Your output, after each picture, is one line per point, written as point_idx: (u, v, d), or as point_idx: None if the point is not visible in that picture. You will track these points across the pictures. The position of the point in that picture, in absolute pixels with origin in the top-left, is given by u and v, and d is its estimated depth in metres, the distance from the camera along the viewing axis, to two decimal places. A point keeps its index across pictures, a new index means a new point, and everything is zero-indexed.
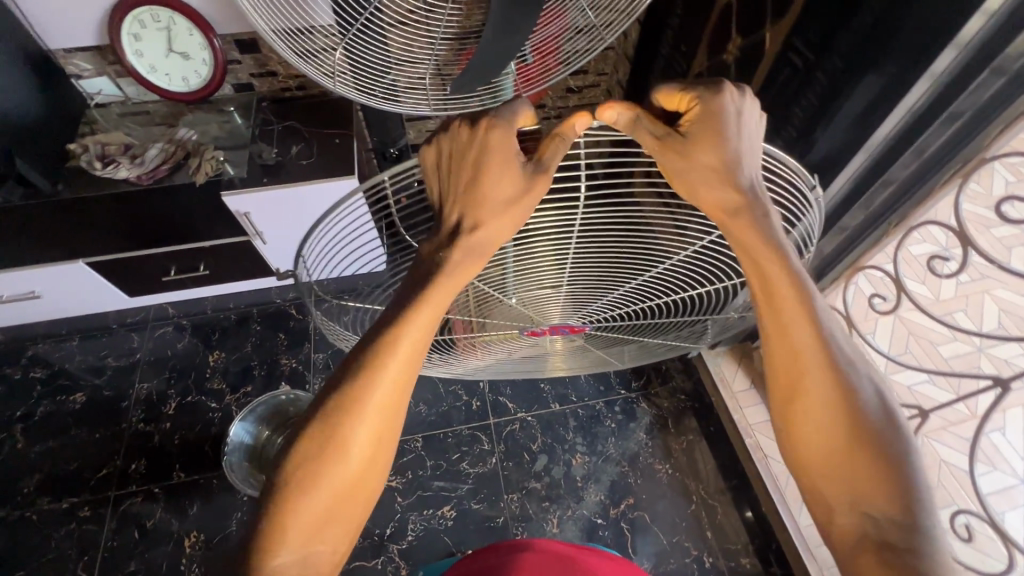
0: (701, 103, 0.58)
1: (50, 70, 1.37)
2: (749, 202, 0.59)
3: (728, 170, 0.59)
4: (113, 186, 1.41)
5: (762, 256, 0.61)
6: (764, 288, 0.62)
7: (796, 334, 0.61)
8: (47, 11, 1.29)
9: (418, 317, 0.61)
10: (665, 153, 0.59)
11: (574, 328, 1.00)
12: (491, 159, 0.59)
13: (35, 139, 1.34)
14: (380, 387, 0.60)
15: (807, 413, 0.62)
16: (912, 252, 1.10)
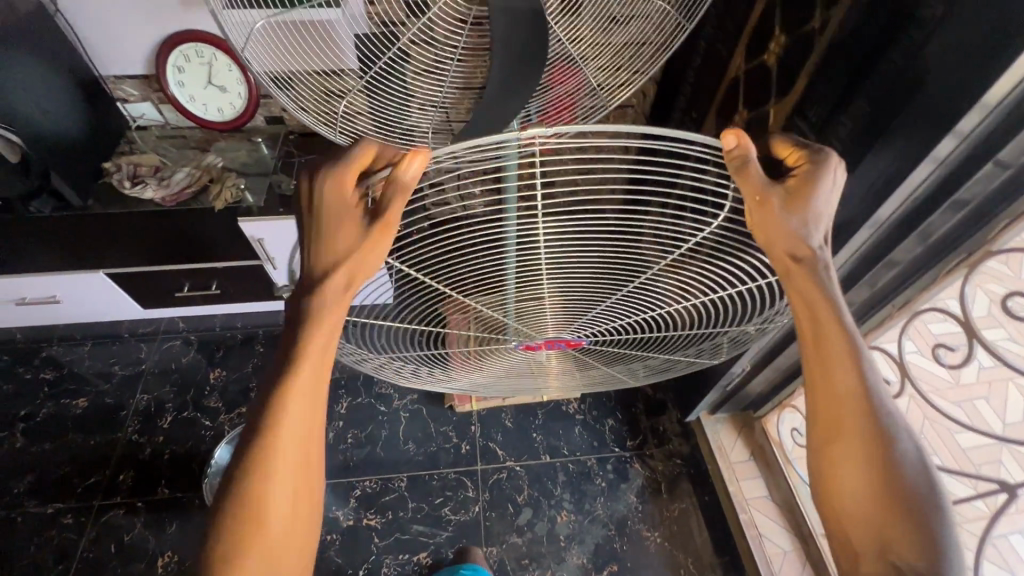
0: (814, 170, 0.63)
1: (98, 93, 1.48)
2: (815, 266, 0.64)
3: (811, 232, 0.63)
4: (138, 204, 1.45)
5: (827, 312, 0.64)
6: (816, 332, 0.65)
7: (840, 378, 0.65)
8: (102, 40, 1.41)
9: (303, 376, 0.63)
10: (761, 205, 0.61)
11: (568, 341, 0.97)
12: (331, 215, 0.62)
13: (74, 158, 1.41)
14: (286, 438, 0.62)
15: (851, 459, 0.64)
16: (920, 337, 1.06)
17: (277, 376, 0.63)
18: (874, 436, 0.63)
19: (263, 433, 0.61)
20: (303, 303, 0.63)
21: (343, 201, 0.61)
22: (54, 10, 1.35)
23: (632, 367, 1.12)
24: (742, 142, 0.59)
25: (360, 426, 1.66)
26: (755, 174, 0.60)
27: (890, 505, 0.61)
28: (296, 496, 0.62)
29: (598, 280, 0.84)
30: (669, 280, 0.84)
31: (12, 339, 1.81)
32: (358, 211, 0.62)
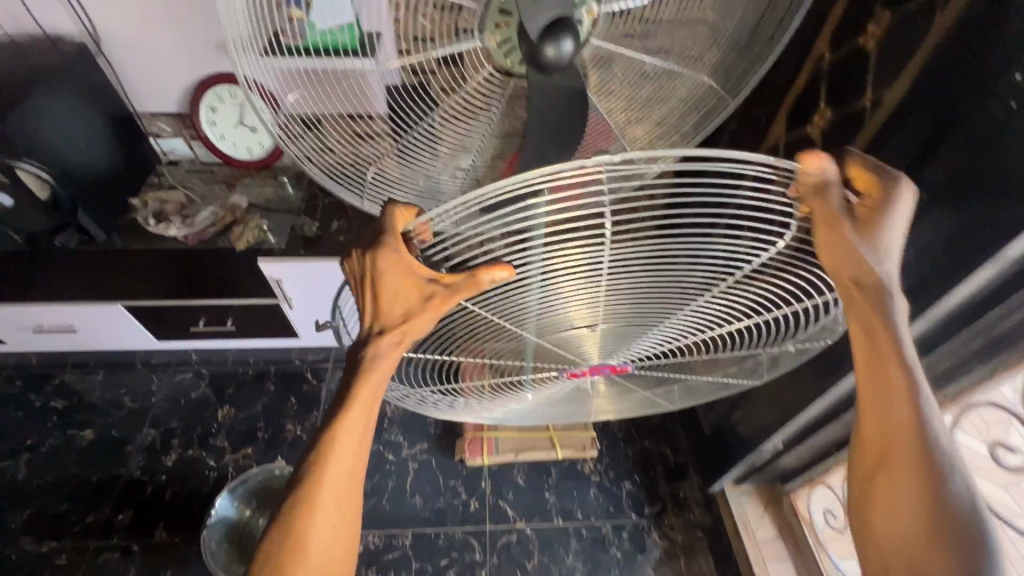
0: (886, 197, 0.56)
1: (131, 129, 1.49)
2: (880, 290, 0.57)
3: (879, 259, 0.56)
4: (161, 241, 1.46)
5: (885, 336, 0.57)
6: (874, 357, 0.59)
7: (893, 404, 0.58)
8: (140, 80, 1.45)
9: (350, 418, 0.62)
10: (832, 227, 0.54)
11: (616, 369, 0.85)
12: (385, 284, 0.59)
13: (103, 195, 1.40)
14: (331, 474, 0.61)
15: (897, 489, 0.56)
16: (971, 433, 1.00)
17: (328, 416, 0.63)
18: (926, 468, 0.55)
19: (310, 468, 0.61)
20: (357, 354, 0.62)
21: (399, 271, 0.57)
22: (96, 51, 1.39)
23: (671, 389, 1.02)
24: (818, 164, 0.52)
25: (367, 475, 1.60)
26: (830, 203, 0.53)
27: (933, 542, 0.53)
28: (335, 538, 0.60)
29: (643, 316, 0.73)
30: (719, 306, 0.73)
31: (26, 363, 1.80)
32: (414, 283, 0.58)
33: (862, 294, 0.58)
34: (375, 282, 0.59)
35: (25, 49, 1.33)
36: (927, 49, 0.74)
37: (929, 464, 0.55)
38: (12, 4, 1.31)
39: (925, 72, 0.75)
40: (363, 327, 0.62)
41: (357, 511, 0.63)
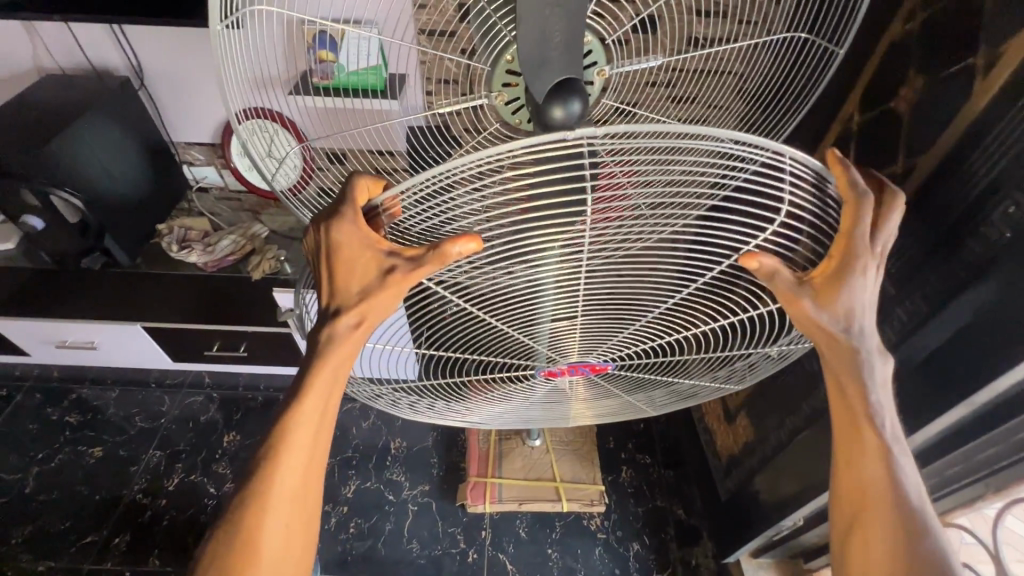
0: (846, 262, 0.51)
1: (166, 157, 1.54)
2: (847, 352, 0.56)
3: (845, 324, 0.54)
4: (184, 267, 1.49)
5: (856, 398, 0.58)
6: (848, 421, 0.59)
7: (865, 466, 0.58)
8: (178, 111, 1.51)
9: (307, 407, 0.58)
10: (794, 302, 0.53)
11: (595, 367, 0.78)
12: (342, 257, 0.54)
13: (129, 219, 1.44)
14: (288, 468, 0.57)
15: (868, 547, 0.57)
16: (1016, 530, 0.91)
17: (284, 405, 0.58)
18: (900, 528, 0.56)
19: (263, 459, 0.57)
20: (315, 336, 0.57)
21: (371, 247, 0.53)
22: (139, 85, 1.45)
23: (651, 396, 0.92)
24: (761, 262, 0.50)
25: (365, 515, 1.56)
26: (785, 278, 0.51)
27: None
28: (293, 534, 0.57)
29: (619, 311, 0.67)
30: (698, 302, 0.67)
31: (48, 376, 1.85)
32: (374, 258, 0.53)
33: (834, 352, 0.57)
34: (343, 259, 0.54)
35: (75, 81, 1.40)
36: (965, 122, 0.72)
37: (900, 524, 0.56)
38: (66, 40, 1.39)
39: (963, 144, 0.72)
40: (321, 307, 0.58)
41: (314, 506, 0.60)
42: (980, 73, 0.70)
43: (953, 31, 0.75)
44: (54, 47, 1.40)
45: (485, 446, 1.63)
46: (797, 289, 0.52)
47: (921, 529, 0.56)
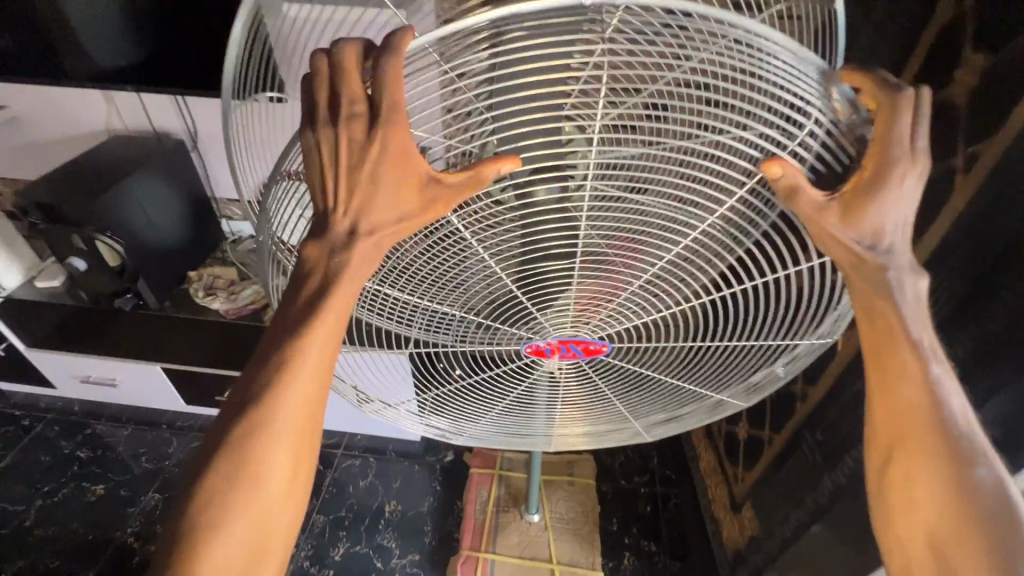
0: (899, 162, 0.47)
1: (207, 211, 1.66)
2: (862, 264, 0.50)
3: (876, 231, 0.49)
4: (203, 313, 1.56)
5: (884, 313, 0.51)
6: (886, 337, 0.52)
7: (901, 393, 0.51)
8: (222, 171, 1.65)
9: (317, 332, 0.52)
10: (822, 211, 0.48)
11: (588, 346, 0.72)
12: (378, 163, 0.48)
13: (163, 264, 1.54)
14: (294, 393, 0.51)
15: (909, 472, 0.51)
16: None
17: (290, 322, 0.53)
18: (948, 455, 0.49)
19: (267, 382, 0.51)
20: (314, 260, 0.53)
21: (371, 140, 0.47)
22: (192, 146, 1.61)
23: (655, 407, 0.84)
24: (785, 171, 0.46)
25: None
26: (809, 195, 0.47)
27: (967, 521, 0.48)
28: (296, 467, 0.52)
29: (620, 265, 0.60)
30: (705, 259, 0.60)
31: (69, 411, 1.91)
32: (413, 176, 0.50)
33: (857, 274, 0.51)
34: (344, 158, 0.49)
35: (138, 142, 1.57)
36: (955, 212, 0.74)
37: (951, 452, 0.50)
38: (135, 107, 1.57)
39: (952, 236, 0.75)
40: (333, 222, 0.52)
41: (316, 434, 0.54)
42: (960, 170, 0.72)
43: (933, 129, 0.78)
44: (125, 112, 1.58)
45: (482, 517, 1.57)
46: (822, 207, 0.48)
47: (969, 456, 0.50)
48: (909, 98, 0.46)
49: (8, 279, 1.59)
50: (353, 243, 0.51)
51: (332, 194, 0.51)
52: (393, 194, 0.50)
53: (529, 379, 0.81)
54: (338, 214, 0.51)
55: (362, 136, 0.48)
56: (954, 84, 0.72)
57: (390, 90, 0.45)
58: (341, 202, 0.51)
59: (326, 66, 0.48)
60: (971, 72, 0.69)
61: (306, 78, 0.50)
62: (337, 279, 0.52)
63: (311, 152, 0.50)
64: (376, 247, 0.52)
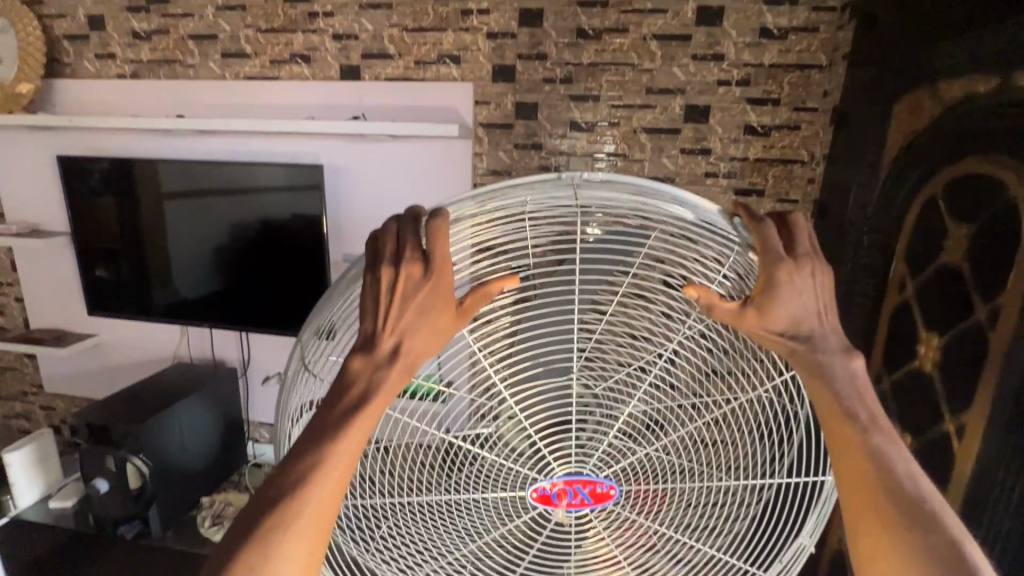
0: (801, 271, 0.50)
1: (236, 434, 1.72)
2: (797, 351, 0.51)
3: (802, 317, 0.50)
4: (203, 546, 1.49)
5: (822, 387, 0.50)
6: (828, 413, 0.50)
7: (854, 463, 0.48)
8: (264, 400, 1.78)
9: (354, 432, 0.50)
10: (744, 318, 0.51)
11: (599, 494, 0.59)
12: (423, 292, 0.50)
13: (179, 488, 1.53)
14: (316, 487, 0.48)
15: (879, 549, 0.46)
16: None
17: (333, 418, 0.50)
18: (905, 523, 0.46)
19: (302, 474, 0.48)
20: (349, 367, 0.52)
21: (425, 278, 0.50)
22: (241, 375, 1.78)
23: None
24: (701, 293, 0.51)
25: None
26: (725, 309, 0.51)
27: None
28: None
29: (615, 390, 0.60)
30: (689, 382, 0.59)
31: None
32: (447, 301, 0.51)
33: (800, 363, 0.51)
34: (397, 293, 0.51)
35: (195, 368, 1.74)
36: (961, 486, 0.71)
37: (913, 532, 0.45)
38: (204, 341, 1.80)
39: None
40: (371, 336, 0.52)
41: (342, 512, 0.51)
42: (953, 437, 0.73)
43: (914, 394, 0.82)
44: (194, 343, 1.80)
45: None
46: (738, 314, 0.51)
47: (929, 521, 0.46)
48: (768, 227, 0.51)
49: (24, 497, 1.59)
50: (396, 359, 0.51)
51: (376, 324, 0.52)
52: (431, 315, 0.51)
53: (535, 549, 0.62)
54: (383, 333, 0.51)
55: (419, 272, 0.50)
56: (920, 357, 0.81)
57: (438, 243, 0.50)
58: (386, 329, 0.51)
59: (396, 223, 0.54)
60: (932, 348, 0.79)
61: (374, 236, 0.54)
62: (376, 394, 0.50)
63: (366, 289, 0.52)
64: (411, 363, 0.52)
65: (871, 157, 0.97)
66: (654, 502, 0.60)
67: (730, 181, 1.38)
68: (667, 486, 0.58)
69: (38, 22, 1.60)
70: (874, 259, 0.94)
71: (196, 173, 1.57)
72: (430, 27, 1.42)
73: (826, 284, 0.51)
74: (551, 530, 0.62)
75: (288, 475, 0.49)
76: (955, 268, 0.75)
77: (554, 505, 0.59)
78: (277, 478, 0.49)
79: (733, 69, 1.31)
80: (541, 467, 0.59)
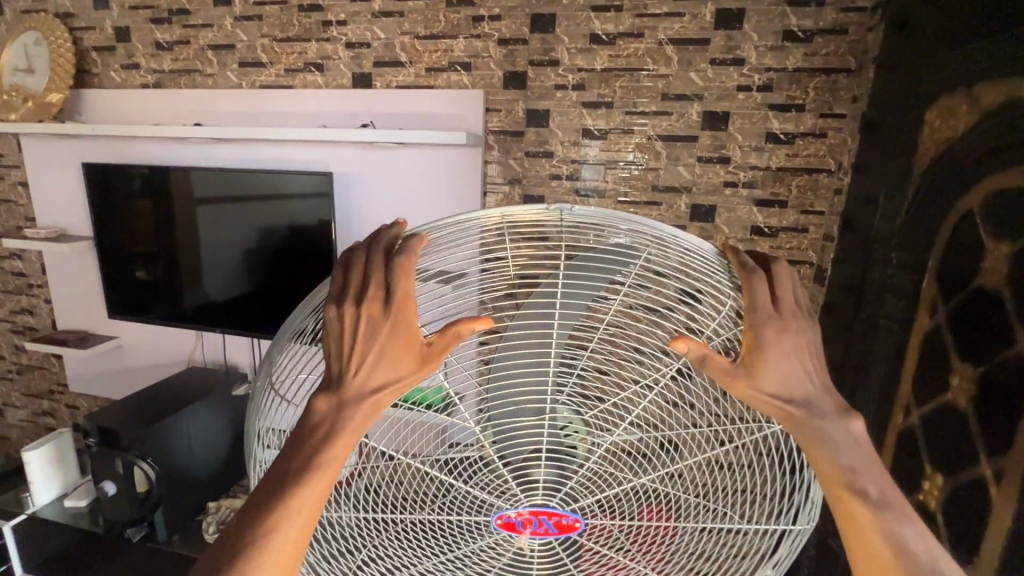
0: (793, 324, 0.46)
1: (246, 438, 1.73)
2: (797, 420, 0.45)
3: (799, 378, 0.46)
4: None
5: (826, 461, 0.45)
6: (831, 482, 0.45)
7: (867, 546, 0.43)
8: None
9: (320, 472, 0.45)
10: (731, 380, 0.46)
11: (564, 523, 0.53)
12: (386, 332, 0.47)
13: (184, 492, 1.54)
14: (281, 535, 0.43)
15: None
16: None
17: (296, 465, 0.45)
18: None
19: (271, 527, 0.43)
20: (311, 415, 0.47)
21: (386, 317, 0.46)
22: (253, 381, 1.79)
23: None
24: (691, 346, 0.45)
25: None
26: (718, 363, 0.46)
27: None
28: None
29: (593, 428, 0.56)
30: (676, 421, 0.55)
31: None
32: (412, 340, 0.47)
33: (797, 429, 0.46)
34: (359, 332, 0.46)
35: (208, 371, 1.76)
36: (1000, 541, 0.63)
37: None
38: (217, 345, 1.82)
39: None
40: (331, 380, 0.48)
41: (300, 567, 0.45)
42: (990, 482, 0.65)
43: (945, 428, 0.75)
44: (208, 347, 1.83)
45: None
46: (731, 374, 0.46)
47: None
48: (762, 276, 0.47)
49: (42, 494, 1.62)
50: (362, 399, 0.47)
51: (340, 365, 0.47)
52: (396, 353, 0.47)
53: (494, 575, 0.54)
54: (352, 374, 0.47)
55: (380, 311, 0.47)
56: (953, 389, 0.74)
57: (402, 282, 0.46)
58: (348, 371, 0.47)
59: (362, 255, 0.49)
60: (965, 379, 0.71)
61: (341, 264, 0.50)
62: (339, 438, 0.46)
63: (331, 326, 0.48)
64: (378, 404, 0.48)
65: (901, 168, 0.90)
66: (654, 551, 0.56)
67: (750, 191, 1.31)
68: (672, 527, 0.53)
69: (69, 35, 1.67)
70: (904, 278, 0.87)
71: (212, 180, 1.59)
72: (441, 34, 1.40)
73: (817, 336, 0.47)
74: (511, 560, 0.55)
75: (254, 534, 0.43)
76: (994, 291, 0.67)
77: (517, 532, 0.54)
78: (239, 539, 0.43)
79: (755, 73, 1.25)
80: (508, 494, 0.54)
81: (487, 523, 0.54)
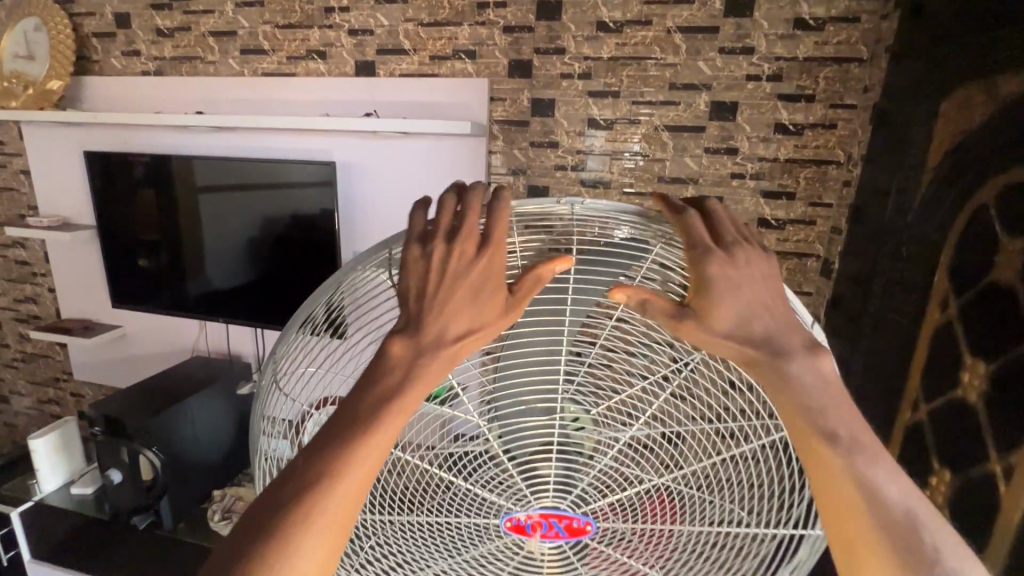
0: (737, 263, 0.47)
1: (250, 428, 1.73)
2: (758, 362, 0.46)
3: (755, 322, 0.47)
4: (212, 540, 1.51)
5: (796, 404, 0.45)
6: (798, 425, 0.45)
7: (836, 484, 0.43)
8: None
9: (392, 414, 0.45)
10: (682, 326, 0.47)
11: (572, 527, 0.54)
12: (480, 270, 0.47)
13: (190, 481, 1.55)
14: (349, 474, 0.43)
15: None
16: None
17: (353, 413, 0.46)
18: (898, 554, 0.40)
19: (322, 469, 0.43)
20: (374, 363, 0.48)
21: (481, 255, 0.47)
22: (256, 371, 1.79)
23: None
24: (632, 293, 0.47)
25: None
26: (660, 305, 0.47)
27: None
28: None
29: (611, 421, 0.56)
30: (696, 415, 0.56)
31: None
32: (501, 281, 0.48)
33: (760, 374, 0.47)
34: (451, 269, 0.47)
35: (212, 360, 1.77)
36: (1008, 538, 0.63)
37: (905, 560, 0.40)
38: (221, 334, 1.82)
39: None
40: (409, 323, 0.48)
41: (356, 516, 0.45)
42: (1000, 479, 0.65)
43: (954, 423, 0.74)
44: (211, 337, 1.83)
45: None
46: (677, 317, 0.47)
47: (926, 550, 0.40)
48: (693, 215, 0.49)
49: (49, 482, 1.64)
50: (442, 345, 0.47)
51: (423, 307, 0.48)
52: (484, 294, 0.47)
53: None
54: (429, 317, 0.47)
55: (474, 250, 0.47)
56: (963, 385, 0.73)
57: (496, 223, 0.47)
58: (434, 310, 0.47)
59: (450, 200, 0.50)
60: (976, 375, 0.71)
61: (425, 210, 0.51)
62: (417, 381, 0.46)
63: (415, 265, 0.48)
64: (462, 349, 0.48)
65: (914, 160, 0.88)
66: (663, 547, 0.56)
67: (758, 183, 1.29)
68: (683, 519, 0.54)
69: (69, 21, 1.65)
70: (914, 272, 0.86)
71: (214, 169, 1.58)
72: (445, 21, 1.38)
73: (767, 275, 0.48)
74: (518, 562, 0.57)
75: (300, 475, 0.43)
76: (1008, 286, 0.66)
77: (527, 535, 0.55)
78: (282, 482, 0.43)
79: (765, 62, 1.22)
80: (518, 497, 0.55)
81: (497, 526, 0.56)
